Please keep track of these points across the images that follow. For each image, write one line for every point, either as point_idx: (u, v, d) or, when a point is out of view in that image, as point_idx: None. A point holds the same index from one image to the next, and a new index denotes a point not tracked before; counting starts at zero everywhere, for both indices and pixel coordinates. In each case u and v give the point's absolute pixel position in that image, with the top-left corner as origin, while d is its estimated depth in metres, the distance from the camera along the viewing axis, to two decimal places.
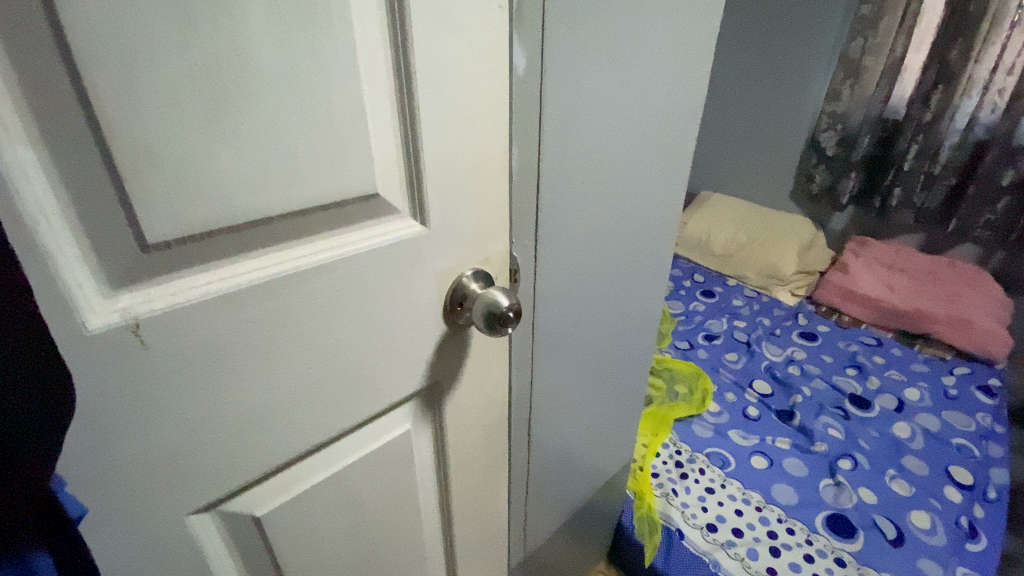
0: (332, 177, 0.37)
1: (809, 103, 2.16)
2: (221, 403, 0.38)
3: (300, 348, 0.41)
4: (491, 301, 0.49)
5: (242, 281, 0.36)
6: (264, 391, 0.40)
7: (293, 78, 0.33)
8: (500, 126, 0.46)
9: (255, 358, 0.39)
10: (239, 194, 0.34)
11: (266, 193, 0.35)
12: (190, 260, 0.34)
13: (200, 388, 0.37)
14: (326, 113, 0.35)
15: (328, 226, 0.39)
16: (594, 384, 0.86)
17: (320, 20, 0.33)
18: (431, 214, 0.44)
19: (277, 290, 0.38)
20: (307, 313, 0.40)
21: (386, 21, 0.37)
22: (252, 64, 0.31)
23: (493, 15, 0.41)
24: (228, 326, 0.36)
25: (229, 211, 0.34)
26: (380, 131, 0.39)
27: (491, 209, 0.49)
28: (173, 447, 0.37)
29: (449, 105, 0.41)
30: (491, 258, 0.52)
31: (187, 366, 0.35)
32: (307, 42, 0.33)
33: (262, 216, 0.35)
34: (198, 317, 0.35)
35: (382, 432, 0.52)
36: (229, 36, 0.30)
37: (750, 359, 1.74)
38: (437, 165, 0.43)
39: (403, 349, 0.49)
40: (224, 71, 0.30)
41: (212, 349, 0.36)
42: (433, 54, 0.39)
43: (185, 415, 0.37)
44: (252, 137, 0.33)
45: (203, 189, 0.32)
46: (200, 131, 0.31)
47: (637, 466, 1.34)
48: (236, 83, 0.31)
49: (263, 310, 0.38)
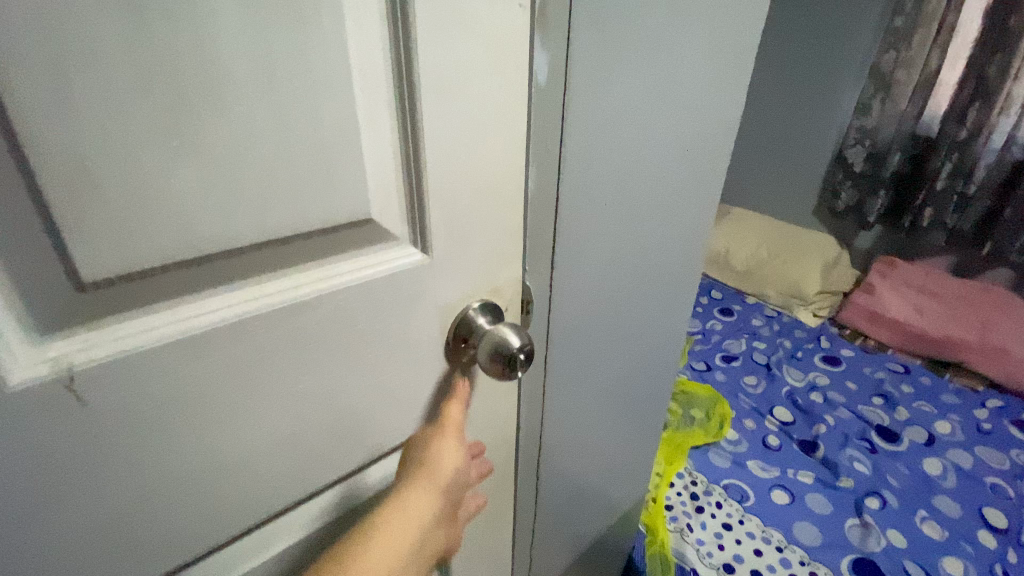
0: (317, 202, 0.32)
1: (837, 115, 2.07)
2: (181, 461, 0.33)
3: (276, 396, 0.35)
4: (499, 339, 0.43)
5: (208, 320, 0.30)
6: (233, 446, 0.35)
7: (271, 86, 0.27)
8: (516, 142, 0.40)
9: (222, 408, 0.33)
10: (204, 224, 0.28)
11: (236, 220, 0.29)
12: (142, 299, 0.28)
13: (153, 447, 0.31)
14: (313, 128, 0.30)
15: (314, 257, 0.34)
16: (609, 417, 0.80)
17: (306, 16, 0.27)
18: (434, 240, 0.39)
19: (249, 332, 0.32)
20: (285, 355, 0.35)
21: (387, 19, 0.31)
22: (223, 64, 0.26)
23: (513, 15, 0.35)
24: (189, 374, 0.31)
25: (189, 242, 0.28)
26: (376, 147, 0.33)
27: (503, 234, 0.44)
28: (124, 514, 0.32)
29: (459, 117, 0.36)
30: (501, 288, 0.47)
31: (134, 424, 0.30)
32: (289, 37, 0.27)
33: (231, 245, 0.29)
34: (150, 366, 0.29)
35: (374, 481, 0.46)
36: (192, 29, 0.24)
37: (771, 382, 1.66)
38: (442, 187, 0.37)
39: (399, 391, 0.43)
40: (184, 76, 0.25)
41: (168, 402, 0.31)
42: (441, 61, 0.33)
43: (136, 476, 0.31)
44: (219, 154, 0.27)
45: (156, 219, 0.26)
46: (154, 151, 0.25)
47: (649, 497, 1.27)
48: (201, 89, 0.25)
49: (231, 356, 0.32)
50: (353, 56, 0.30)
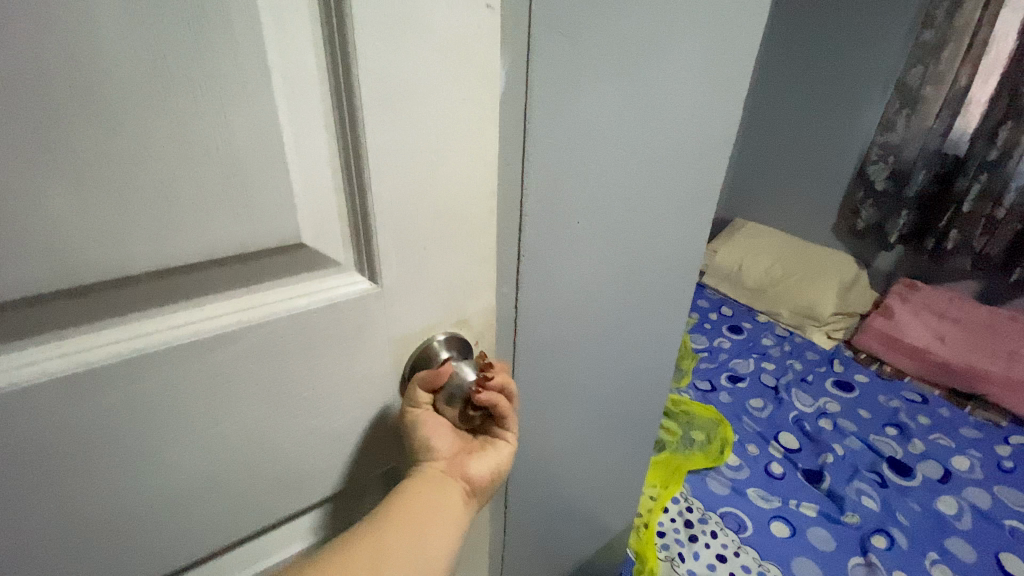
0: (230, 226, 0.29)
1: (862, 129, 1.98)
2: (82, 499, 0.32)
3: (190, 429, 0.33)
4: (459, 385, 0.41)
5: (105, 354, 0.29)
6: (144, 484, 0.33)
7: (164, 97, 0.24)
8: (481, 161, 0.36)
9: (123, 442, 0.31)
10: (88, 249, 0.26)
11: (132, 244, 0.27)
12: (19, 329, 0.27)
13: (46, 484, 0.30)
14: (227, 144, 0.27)
15: (234, 284, 0.31)
16: (595, 441, 0.75)
17: (210, 16, 0.24)
18: (383, 269, 0.35)
19: (151, 364, 0.30)
20: (197, 386, 0.32)
21: (320, 18, 0.27)
22: (106, 73, 0.23)
23: (478, 18, 0.31)
24: (86, 407, 0.29)
25: (72, 270, 0.26)
26: (308, 165, 0.30)
27: (469, 261, 0.39)
28: (19, 549, 0.31)
29: (409, 132, 0.32)
30: (470, 321, 0.43)
31: (19, 461, 0.28)
32: (201, 47, 0.24)
33: (123, 275, 0.27)
34: (30, 404, 0.27)
35: (276, 548, 0.45)
36: (76, 37, 0.22)
37: (778, 406, 1.59)
38: (391, 210, 0.33)
39: (337, 424, 0.40)
40: (54, 87, 0.22)
41: (60, 439, 0.29)
42: (388, 72, 0.29)
43: (27, 514, 0.30)
44: (108, 175, 0.25)
45: (26, 248, 0.24)
46: (17, 173, 0.23)
47: (642, 522, 1.22)
48: (80, 103, 0.23)
49: (130, 389, 0.30)
50: (278, 65, 0.27)
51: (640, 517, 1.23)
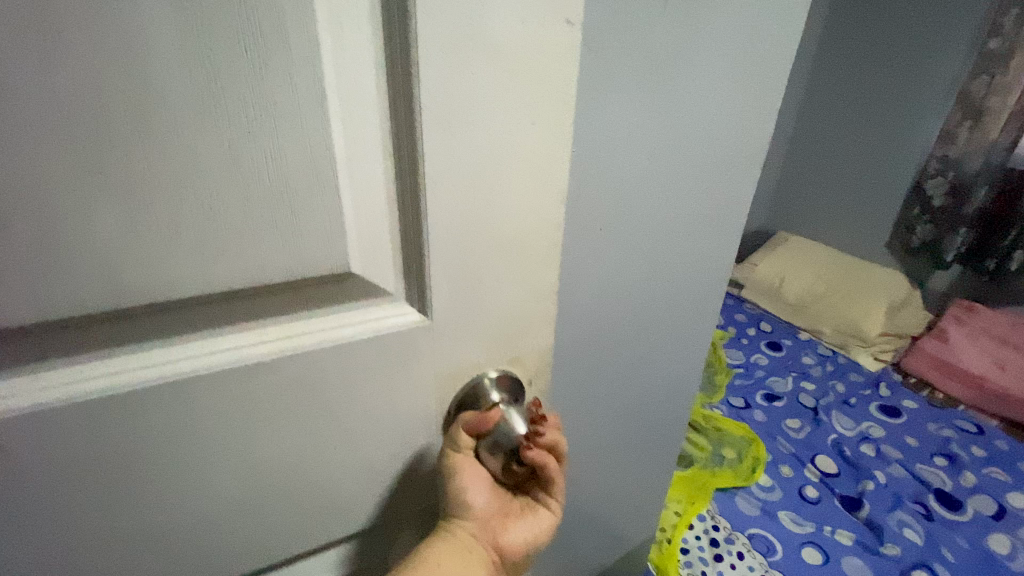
0: (276, 253, 0.28)
1: (919, 141, 1.87)
2: (126, 504, 0.33)
3: (229, 445, 0.33)
4: (508, 435, 0.37)
5: (141, 378, 0.29)
6: (183, 496, 0.34)
7: (213, 123, 0.24)
8: (548, 188, 0.33)
9: (165, 453, 0.32)
10: (136, 270, 0.26)
11: (170, 267, 0.26)
12: (73, 345, 0.28)
13: (96, 486, 0.31)
14: (276, 170, 0.26)
15: (274, 312, 0.31)
16: (625, 451, 0.74)
17: (262, 40, 0.23)
18: (435, 303, 0.32)
19: (192, 381, 0.30)
20: (237, 406, 0.32)
21: (379, 37, 0.25)
22: (159, 101, 0.23)
23: (555, 35, 0.28)
24: (120, 418, 0.30)
25: (120, 292, 0.26)
26: (360, 191, 0.28)
27: (527, 295, 0.36)
28: (70, 543, 0.32)
29: (471, 159, 0.29)
30: (523, 358, 0.39)
31: (74, 462, 0.30)
32: (248, 61, 0.23)
33: (167, 298, 0.27)
34: (72, 413, 0.29)
35: None
36: (126, 60, 0.22)
37: (817, 428, 1.50)
38: (447, 240, 0.31)
39: (376, 460, 0.38)
40: (112, 115, 0.22)
41: (110, 445, 0.30)
42: (451, 88, 0.27)
43: (79, 512, 0.32)
44: (162, 201, 0.25)
45: (80, 269, 0.25)
46: (78, 200, 0.24)
47: (665, 537, 1.19)
48: (126, 124, 0.23)
49: (172, 406, 0.30)
50: (331, 78, 0.25)
51: (663, 533, 1.20)
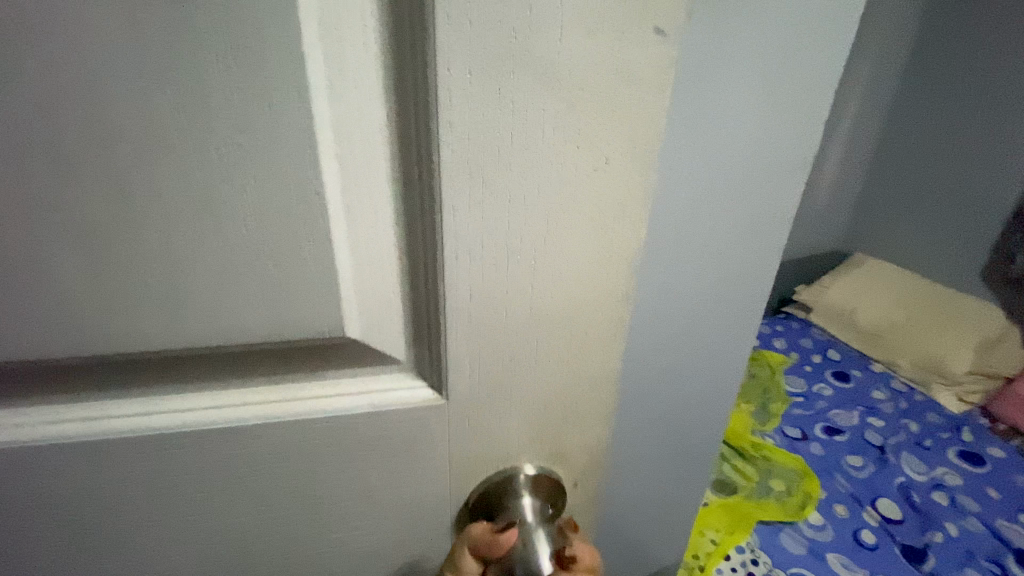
0: (263, 307, 0.23)
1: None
2: (117, 564, 0.30)
3: (218, 516, 0.29)
4: (529, 569, 0.28)
5: (114, 426, 0.26)
6: (176, 563, 0.30)
7: (191, 159, 0.20)
8: (610, 250, 0.24)
9: (151, 516, 0.29)
10: (111, 317, 0.23)
11: (138, 309, 0.23)
12: (55, 386, 0.26)
13: (85, 541, 0.29)
14: (263, 213, 0.21)
15: (262, 370, 0.26)
16: (682, 498, 0.65)
17: (238, 58, 0.18)
18: (454, 380, 0.26)
19: (174, 439, 0.27)
20: (223, 473, 0.28)
21: (388, 55, 0.20)
22: (129, 132, 0.19)
23: (627, 48, 0.20)
24: (98, 465, 0.27)
25: (92, 338, 0.23)
26: (368, 244, 0.23)
27: (570, 380, 0.27)
28: None
29: (504, 213, 0.22)
30: (567, 458, 0.30)
31: (61, 513, 0.28)
32: (221, 74, 0.19)
33: (141, 348, 0.24)
34: (45, 454, 0.26)
35: None
36: (78, 71, 0.18)
37: (882, 470, 1.25)
38: (471, 310, 0.24)
39: (387, 549, 0.32)
40: (79, 147, 0.20)
41: (94, 501, 0.28)
42: (485, 120, 0.20)
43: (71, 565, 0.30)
44: (140, 246, 0.22)
45: (54, 312, 0.23)
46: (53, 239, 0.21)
47: (697, 564, 1.01)
48: (84, 150, 0.20)
49: (155, 463, 0.27)
50: (327, 100, 0.20)
51: (694, 559, 1.02)
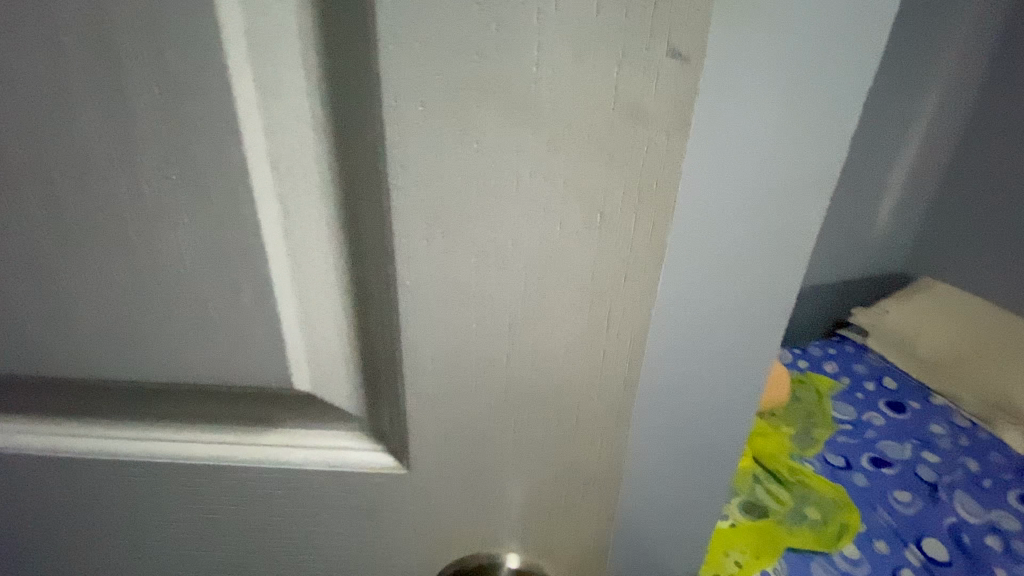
0: (209, 353, 0.21)
1: None
2: None
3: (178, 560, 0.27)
4: None
5: (71, 453, 0.25)
6: None
7: (129, 188, 0.18)
8: (603, 324, 0.19)
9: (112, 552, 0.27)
10: (62, 346, 0.22)
11: (91, 342, 0.21)
12: (20, 407, 0.25)
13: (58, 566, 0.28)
14: (202, 254, 0.19)
15: (213, 415, 0.24)
16: None
17: (163, 81, 0.16)
18: (416, 452, 0.22)
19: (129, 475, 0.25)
20: (180, 517, 0.26)
21: (331, 76, 0.16)
22: (68, 160, 0.18)
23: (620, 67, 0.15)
24: (59, 489, 0.26)
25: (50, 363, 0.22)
26: (320, 295, 0.20)
27: (552, 470, 0.22)
28: None
29: (469, 271, 0.18)
30: (556, 556, 0.24)
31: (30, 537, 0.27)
32: (148, 99, 0.16)
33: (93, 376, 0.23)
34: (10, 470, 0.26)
35: None
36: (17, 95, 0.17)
37: (928, 506, 0.85)
38: (431, 381, 0.20)
39: None
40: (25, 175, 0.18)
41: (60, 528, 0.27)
42: (441, 161, 0.16)
43: None
44: (89, 279, 0.20)
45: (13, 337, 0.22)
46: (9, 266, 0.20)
47: None
48: (28, 178, 0.18)
49: (113, 499, 0.26)
50: (261, 128, 0.17)
51: None
